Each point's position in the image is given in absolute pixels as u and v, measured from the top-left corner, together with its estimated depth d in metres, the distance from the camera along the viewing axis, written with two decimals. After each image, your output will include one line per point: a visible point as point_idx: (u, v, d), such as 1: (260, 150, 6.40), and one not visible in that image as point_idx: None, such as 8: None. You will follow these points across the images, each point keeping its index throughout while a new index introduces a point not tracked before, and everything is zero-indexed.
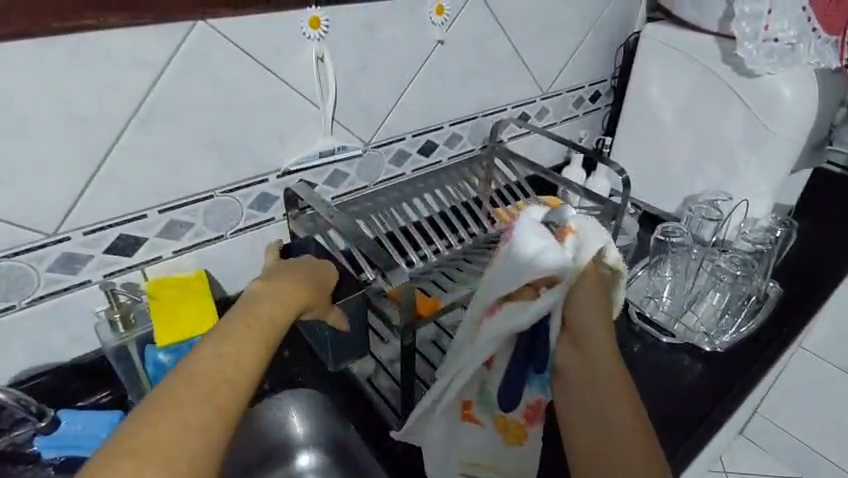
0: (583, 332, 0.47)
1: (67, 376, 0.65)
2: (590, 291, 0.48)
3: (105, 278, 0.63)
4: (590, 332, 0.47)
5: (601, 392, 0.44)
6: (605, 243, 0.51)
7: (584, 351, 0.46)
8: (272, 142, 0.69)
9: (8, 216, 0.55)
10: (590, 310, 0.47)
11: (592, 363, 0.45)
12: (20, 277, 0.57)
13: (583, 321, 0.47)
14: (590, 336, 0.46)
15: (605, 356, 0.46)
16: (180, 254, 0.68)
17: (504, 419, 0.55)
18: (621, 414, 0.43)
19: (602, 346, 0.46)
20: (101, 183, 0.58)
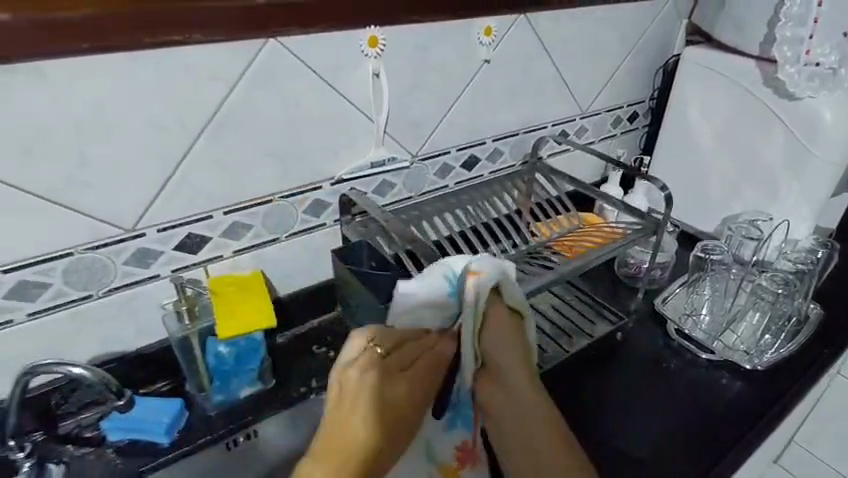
0: (501, 373, 0.53)
1: (132, 364, 0.70)
2: (504, 338, 0.54)
3: (173, 273, 0.68)
4: (509, 372, 0.53)
5: (524, 419, 0.52)
6: (501, 280, 0.54)
7: (509, 394, 0.53)
8: (328, 151, 0.74)
9: (94, 213, 0.60)
10: (506, 352, 0.54)
11: (513, 399, 0.53)
12: (99, 268, 0.62)
13: (500, 362, 0.53)
14: (512, 381, 0.53)
15: (527, 400, 0.53)
16: (239, 254, 0.73)
17: (442, 467, 0.57)
18: (553, 449, 0.51)
19: (524, 389, 0.53)
20: (177, 185, 0.63)
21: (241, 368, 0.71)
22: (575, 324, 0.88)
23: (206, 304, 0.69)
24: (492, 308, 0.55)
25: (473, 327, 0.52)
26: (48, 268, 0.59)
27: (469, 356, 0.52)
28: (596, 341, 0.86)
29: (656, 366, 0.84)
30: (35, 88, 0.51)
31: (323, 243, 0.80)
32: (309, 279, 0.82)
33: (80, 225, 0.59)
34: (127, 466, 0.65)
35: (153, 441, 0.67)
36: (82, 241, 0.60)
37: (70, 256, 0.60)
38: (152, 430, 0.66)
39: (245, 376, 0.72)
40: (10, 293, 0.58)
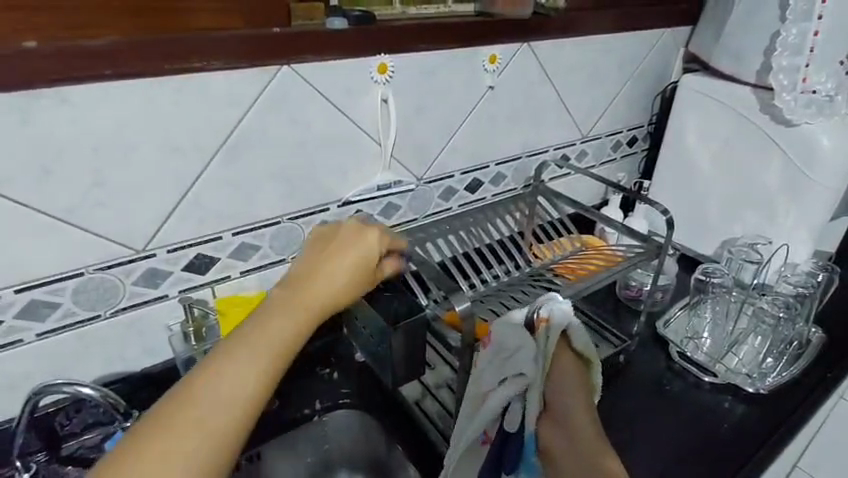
0: (563, 412, 0.49)
1: (137, 384, 0.70)
2: (566, 370, 0.51)
3: (180, 293, 0.69)
4: (568, 410, 0.48)
5: (585, 455, 0.45)
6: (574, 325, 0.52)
7: (564, 420, 0.48)
8: (336, 173, 0.75)
9: (106, 234, 0.61)
10: (568, 391, 0.50)
11: (577, 440, 0.46)
12: (109, 287, 0.63)
13: (561, 400, 0.49)
14: (569, 411, 0.48)
15: (581, 419, 0.47)
16: (246, 275, 0.74)
17: None
18: (595, 454, 0.45)
19: (576, 408, 0.48)
20: (188, 207, 0.65)
21: None
22: None
23: (214, 323, 0.69)
24: (561, 349, 0.52)
25: (542, 365, 0.50)
26: (58, 289, 0.60)
27: (535, 397, 0.49)
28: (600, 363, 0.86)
29: (658, 389, 0.84)
30: (57, 112, 0.53)
31: None
32: None
33: (91, 245, 0.60)
34: None
35: None
36: (92, 262, 0.61)
37: (80, 276, 0.61)
38: None
39: None
40: (20, 312, 0.59)
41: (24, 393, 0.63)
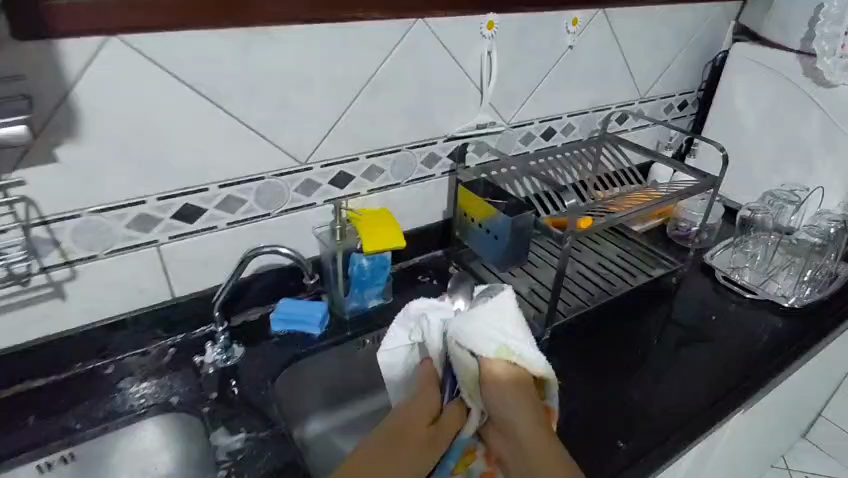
0: (506, 419, 0.57)
1: (288, 274, 0.88)
2: (504, 382, 0.58)
3: (326, 202, 0.87)
4: (510, 416, 0.57)
5: (529, 451, 0.54)
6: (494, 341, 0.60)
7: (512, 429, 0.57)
8: (445, 113, 0.92)
9: (283, 147, 0.78)
10: (508, 405, 0.57)
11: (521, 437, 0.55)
12: (279, 190, 0.81)
13: (499, 408, 0.57)
14: (511, 423, 0.56)
15: (527, 426, 0.56)
16: (371, 193, 0.91)
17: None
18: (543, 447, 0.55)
19: (525, 419, 0.56)
20: (338, 131, 0.82)
21: (372, 281, 0.88)
22: (635, 266, 1.03)
23: (351, 225, 0.85)
24: (493, 365, 0.59)
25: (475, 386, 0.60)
26: (246, 188, 0.78)
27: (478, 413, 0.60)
28: (655, 284, 1.02)
29: (706, 306, 0.99)
30: (263, 46, 0.70)
31: (432, 192, 0.98)
32: (418, 222, 1.00)
33: (271, 154, 0.78)
34: (286, 349, 0.82)
35: (308, 332, 0.84)
36: (270, 169, 0.79)
37: (261, 179, 0.78)
38: (309, 323, 0.84)
39: (376, 289, 0.90)
40: (219, 204, 0.77)
41: (212, 271, 0.81)
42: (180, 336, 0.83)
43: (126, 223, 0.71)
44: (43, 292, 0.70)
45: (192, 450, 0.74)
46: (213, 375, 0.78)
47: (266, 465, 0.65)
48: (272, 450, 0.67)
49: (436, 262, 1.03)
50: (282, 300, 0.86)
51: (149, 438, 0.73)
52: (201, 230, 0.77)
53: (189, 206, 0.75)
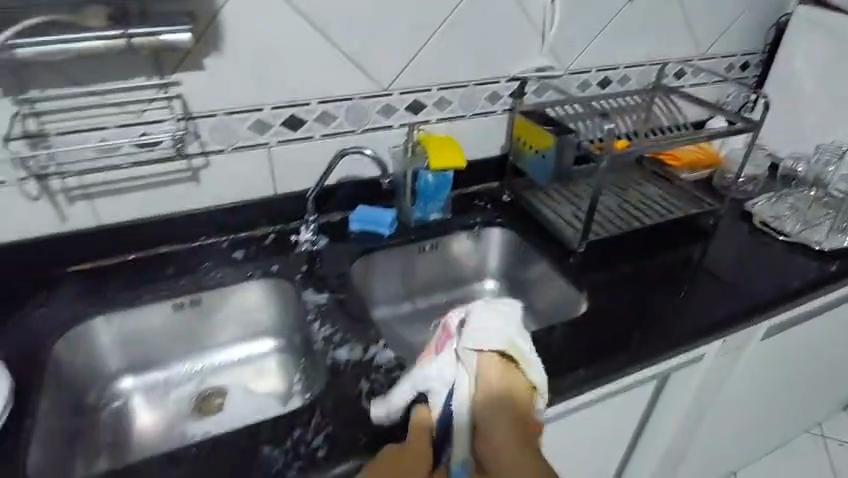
0: (488, 433, 0.59)
1: (366, 186, 1.05)
2: (493, 390, 0.61)
3: (401, 125, 1.03)
4: (492, 431, 0.59)
5: (506, 462, 0.57)
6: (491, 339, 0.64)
7: (492, 444, 0.58)
8: (509, 55, 1.05)
9: (370, 73, 0.95)
10: (495, 419, 0.60)
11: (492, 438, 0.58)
12: (364, 110, 0.98)
13: (482, 413, 0.61)
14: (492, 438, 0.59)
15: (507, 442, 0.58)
16: (439, 122, 1.06)
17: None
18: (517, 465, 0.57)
19: (505, 436, 0.58)
20: (416, 63, 0.97)
21: (434, 195, 1.03)
22: (674, 206, 1.13)
23: (419, 145, 1.00)
24: (484, 373, 0.62)
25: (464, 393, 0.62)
26: (339, 106, 0.95)
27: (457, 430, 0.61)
28: (691, 224, 1.12)
29: (738, 245, 1.08)
30: None
31: (492, 127, 1.12)
32: (478, 153, 1.14)
33: (360, 79, 0.94)
34: (361, 243, 1.00)
35: (379, 232, 1.01)
36: (359, 91, 0.95)
37: (350, 100, 0.95)
38: (381, 225, 1.01)
39: (437, 204, 1.05)
40: (316, 118, 0.94)
41: (307, 176, 0.99)
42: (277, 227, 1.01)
43: (247, 125, 0.90)
44: (183, 175, 0.90)
45: (285, 310, 0.94)
46: (303, 256, 0.96)
47: (344, 318, 0.83)
48: (350, 307, 0.84)
49: (492, 191, 1.16)
50: (358, 206, 1.03)
51: (252, 298, 0.93)
52: (302, 138, 0.95)
53: (295, 116, 0.93)
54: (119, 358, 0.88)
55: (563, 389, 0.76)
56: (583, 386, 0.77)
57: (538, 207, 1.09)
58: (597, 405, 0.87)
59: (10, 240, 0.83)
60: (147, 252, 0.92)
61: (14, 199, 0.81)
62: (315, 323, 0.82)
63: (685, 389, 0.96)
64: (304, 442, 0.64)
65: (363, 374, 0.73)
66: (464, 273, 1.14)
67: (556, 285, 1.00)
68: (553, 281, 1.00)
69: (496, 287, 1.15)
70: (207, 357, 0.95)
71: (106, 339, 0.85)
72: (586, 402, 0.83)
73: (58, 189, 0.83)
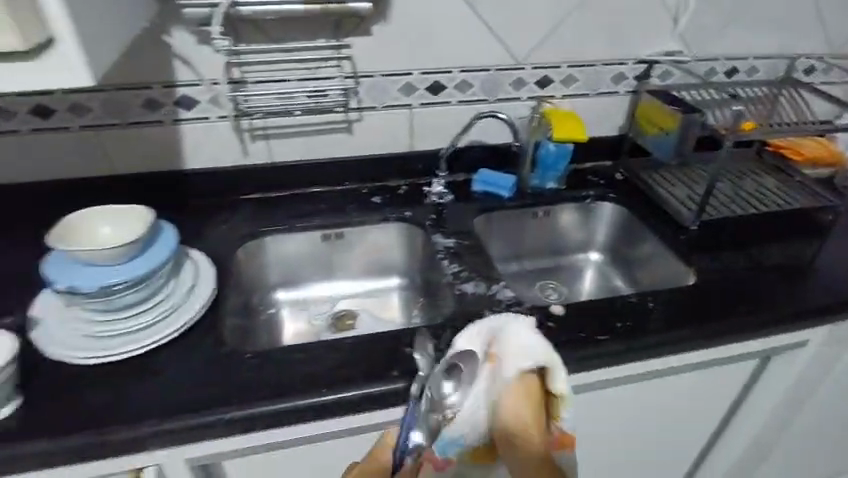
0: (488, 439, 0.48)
1: (490, 152, 1.15)
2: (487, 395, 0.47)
3: (529, 98, 1.12)
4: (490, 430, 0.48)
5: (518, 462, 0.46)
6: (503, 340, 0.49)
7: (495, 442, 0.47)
8: (636, 38, 1.11)
9: (508, 47, 1.05)
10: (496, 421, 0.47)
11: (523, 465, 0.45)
12: (498, 81, 1.08)
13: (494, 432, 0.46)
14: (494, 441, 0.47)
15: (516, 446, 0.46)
16: (565, 98, 1.14)
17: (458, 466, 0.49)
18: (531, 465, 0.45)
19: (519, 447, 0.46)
20: (549, 40, 1.06)
21: (552, 165, 1.12)
22: (792, 199, 1.13)
23: (544, 115, 1.08)
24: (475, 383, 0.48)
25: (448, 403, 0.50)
26: (477, 76, 1.06)
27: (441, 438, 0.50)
28: (809, 217, 1.12)
29: None
30: None
31: (614, 107, 1.18)
32: (597, 130, 1.21)
33: (499, 52, 1.04)
34: (484, 201, 1.11)
35: (500, 193, 1.12)
36: (496, 63, 1.06)
37: (488, 72, 1.06)
38: (503, 187, 1.11)
39: (554, 174, 1.13)
40: (456, 85, 1.06)
41: (440, 138, 1.11)
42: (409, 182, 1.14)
43: (398, 87, 1.03)
44: (340, 126, 1.05)
45: (413, 250, 1.07)
46: (429, 207, 1.08)
47: (468, 261, 0.94)
48: (475, 252, 0.95)
49: (605, 170, 1.22)
50: (480, 170, 1.14)
51: (386, 237, 1.07)
52: (441, 102, 1.07)
53: (438, 82, 1.04)
54: (275, 274, 1.05)
55: (665, 345, 0.82)
56: (686, 343, 0.83)
57: (653, 186, 1.14)
58: (697, 370, 0.92)
59: (205, 168, 1.03)
60: (304, 187, 1.09)
61: (214, 133, 0.99)
62: (444, 261, 0.93)
63: (785, 373, 0.98)
64: (441, 349, 0.75)
65: (488, 304, 0.84)
66: (572, 243, 1.22)
67: (664, 259, 1.05)
68: (661, 255, 1.06)
69: (599, 259, 1.22)
70: (341, 283, 1.11)
71: (269, 255, 1.02)
72: (685, 365, 0.89)
73: (246, 128, 1.00)
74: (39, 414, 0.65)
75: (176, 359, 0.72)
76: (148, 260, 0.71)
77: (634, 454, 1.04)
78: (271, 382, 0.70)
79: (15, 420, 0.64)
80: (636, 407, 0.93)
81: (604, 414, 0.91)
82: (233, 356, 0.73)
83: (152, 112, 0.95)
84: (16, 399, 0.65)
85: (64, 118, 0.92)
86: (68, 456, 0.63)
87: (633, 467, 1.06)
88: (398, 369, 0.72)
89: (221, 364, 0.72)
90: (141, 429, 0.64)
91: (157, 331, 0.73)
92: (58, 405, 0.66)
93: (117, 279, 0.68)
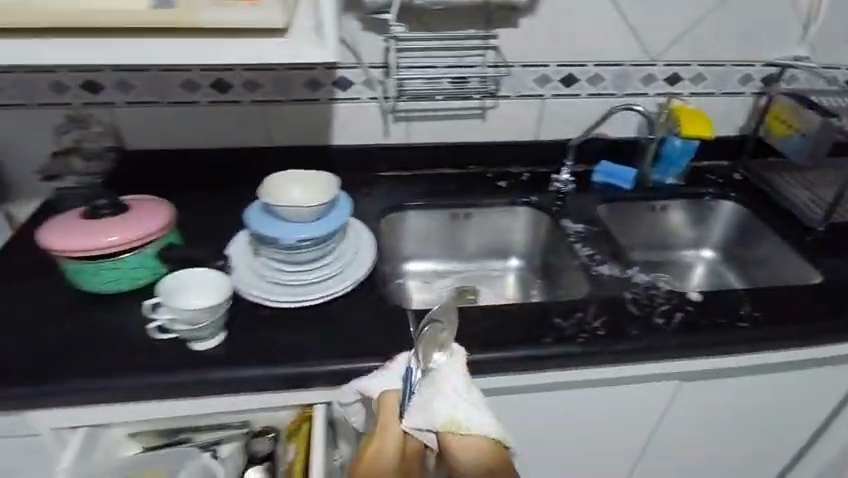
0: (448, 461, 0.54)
1: (612, 145, 1.19)
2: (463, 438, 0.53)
3: (656, 95, 1.15)
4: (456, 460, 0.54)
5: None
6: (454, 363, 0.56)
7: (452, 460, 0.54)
8: (768, 41, 1.13)
9: (644, 44, 1.08)
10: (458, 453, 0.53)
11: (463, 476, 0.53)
12: (628, 76, 1.11)
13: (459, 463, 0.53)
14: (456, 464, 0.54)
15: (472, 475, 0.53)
16: (690, 97, 1.17)
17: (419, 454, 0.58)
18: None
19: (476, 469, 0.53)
20: (683, 39, 1.09)
21: (676, 161, 1.15)
22: None
23: (673, 112, 1.12)
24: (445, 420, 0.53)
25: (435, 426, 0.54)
26: (610, 70, 1.10)
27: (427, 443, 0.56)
28: None
29: None
30: None
31: (737, 108, 1.21)
32: (720, 130, 1.23)
33: (634, 48, 1.08)
34: (605, 192, 1.14)
35: (621, 185, 1.15)
36: (629, 59, 1.10)
37: (621, 67, 1.10)
38: (624, 179, 1.15)
39: (676, 169, 1.16)
40: (588, 78, 1.10)
41: (566, 129, 1.16)
42: (528, 170, 1.18)
43: (534, 77, 1.08)
44: (474, 113, 1.11)
45: (535, 233, 1.13)
46: (552, 194, 1.13)
47: (597, 245, 0.98)
48: (604, 238, 1.00)
49: (721, 169, 1.24)
50: (601, 162, 1.17)
51: (510, 219, 1.13)
52: (572, 94, 1.12)
53: (573, 75, 1.09)
54: (407, 246, 1.14)
55: (806, 335, 0.83)
56: (826, 336, 0.84)
57: (774, 188, 1.16)
58: (828, 367, 0.93)
59: (349, 145, 1.11)
60: (433, 168, 1.16)
61: (361, 113, 1.08)
62: (576, 244, 0.98)
63: None
64: (587, 322, 0.81)
65: (625, 286, 0.88)
66: (684, 239, 1.25)
67: (784, 259, 1.06)
68: (780, 255, 1.07)
69: (711, 256, 1.25)
70: (463, 260, 1.19)
71: (403, 228, 1.12)
72: (814, 360, 0.91)
73: (389, 109, 1.08)
74: (243, 346, 0.75)
75: (349, 311, 0.81)
76: (329, 222, 0.78)
77: (750, 450, 1.05)
78: None
79: (225, 349, 0.74)
80: (761, 400, 0.95)
81: (727, 403, 0.94)
82: (399, 312, 0.81)
83: (312, 91, 1.04)
84: (223, 331, 0.76)
85: (237, 93, 1.03)
86: (269, 384, 0.73)
87: (745, 464, 1.08)
88: (551, 336, 0.78)
89: (389, 318, 0.80)
90: (329, 366, 0.73)
91: (332, 287, 0.82)
92: (257, 341, 0.76)
93: (307, 235, 0.76)
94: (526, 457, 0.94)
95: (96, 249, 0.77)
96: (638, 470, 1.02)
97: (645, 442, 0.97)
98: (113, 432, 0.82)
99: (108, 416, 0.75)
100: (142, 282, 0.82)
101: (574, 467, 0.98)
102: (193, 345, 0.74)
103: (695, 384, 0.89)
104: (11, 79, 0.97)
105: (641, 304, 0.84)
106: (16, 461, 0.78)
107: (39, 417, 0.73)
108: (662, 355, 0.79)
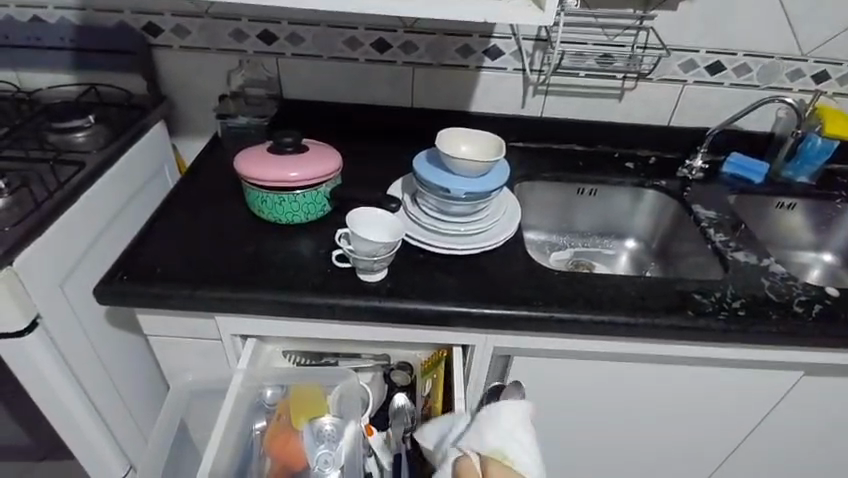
0: None
1: (743, 138, 1.20)
2: None
3: (800, 92, 1.14)
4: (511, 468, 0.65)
5: None
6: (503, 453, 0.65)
7: None
8: None
9: (798, 37, 1.07)
10: None
11: None
12: (775, 68, 1.10)
13: None
14: None
15: None
16: (835, 97, 1.15)
17: None
18: None
19: None
20: (841, 36, 1.07)
21: (812, 159, 1.11)
22: None
23: (816, 110, 1.10)
24: None
25: None
26: (758, 61, 1.10)
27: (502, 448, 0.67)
28: None
29: None
30: None
31: None
32: None
33: (786, 41, 1.07)
34: (735, 183, 1.13)
35: (753, 178, 1.14)
36: (779, 52, 1.09)
37: (770, 58, 1.09)
38: (757, 172, 1.13)
39: (810, 167, 1.13)
40: (735, 67, 1.10)
41: (701, 115, 1.17)
42: (656, 153, 1.20)
43: (680, 62, 1.10)
44: (612, 92, 1.14)
45: (658, 215, 1.15)
46: (680, 180, 1.13)
47: (729, 233, 0.99)
48: (735, 226, 1.00)
49: None
50: (732, 154, 1.17)
51: (634, 200, 1.15)
52: (714, 82, 1.12)
53: (719, 62, 1.10)
54: (529, 215, 1.19)
55: None
56: None
57: None
58: None
59: (486, 112, 1.17)
60: (561, 143, 1.20)
61: (505, 82, 1.13)
62: (709, 230, 0.99)
63: None
64: (726, 301, 0.83)
65: (762, 273, 0.89)
66: (806, 241, 1.20)
67: None
68: None
69: (834, 261, 1.20)
70: (578, 234, 1.22)
71: (528, 197, 1.16)
72: None
73: (533, 82, 1.13)
74: (403, 281, 0.82)
75: (496, 264, 0.87)
76: (489, 180, 0.86)
77: None
78: (581, 297, 0.81)
79: (389, 283, 0.81)
80: None
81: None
82: (543, 269, 0.86)
83: (463, 57, 1.10)
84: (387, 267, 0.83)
85: (394, 54, 1.10)
86: (428, 319, 0.78)
87: None
88: (692, 310, 0.80)
89: (533, 274, 0.85)
90: (485, 309, 0.77)
91: (484, 239, 0.88)
92: (417, 279, 0.82)
93: (470, 188, 0.84)
94: (633, 431, 0.97)
95: (284, 182, 0.85)
96: (744, 458, 1.03)
97: (753, 435, 0.98)
98: (270, 348, 0.91)
99: (279, 330, 0.83)
100: (310, 217, 0.91)
101: (674, 451, 1.01)
102: (361, 274, 0.81)
103: (820, 377, 0.89)
104: (199, 23, 1.07)
105: (779, 293, 0.86)
106: (190, 362, 0.89)
107: (227, 323, 0.82)
108: (801, 341, 0.80)
